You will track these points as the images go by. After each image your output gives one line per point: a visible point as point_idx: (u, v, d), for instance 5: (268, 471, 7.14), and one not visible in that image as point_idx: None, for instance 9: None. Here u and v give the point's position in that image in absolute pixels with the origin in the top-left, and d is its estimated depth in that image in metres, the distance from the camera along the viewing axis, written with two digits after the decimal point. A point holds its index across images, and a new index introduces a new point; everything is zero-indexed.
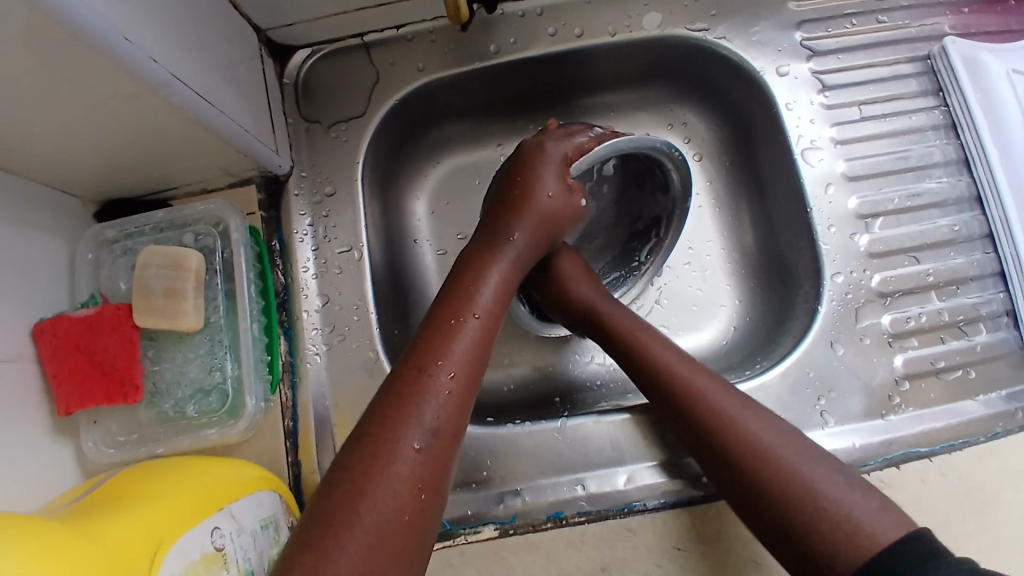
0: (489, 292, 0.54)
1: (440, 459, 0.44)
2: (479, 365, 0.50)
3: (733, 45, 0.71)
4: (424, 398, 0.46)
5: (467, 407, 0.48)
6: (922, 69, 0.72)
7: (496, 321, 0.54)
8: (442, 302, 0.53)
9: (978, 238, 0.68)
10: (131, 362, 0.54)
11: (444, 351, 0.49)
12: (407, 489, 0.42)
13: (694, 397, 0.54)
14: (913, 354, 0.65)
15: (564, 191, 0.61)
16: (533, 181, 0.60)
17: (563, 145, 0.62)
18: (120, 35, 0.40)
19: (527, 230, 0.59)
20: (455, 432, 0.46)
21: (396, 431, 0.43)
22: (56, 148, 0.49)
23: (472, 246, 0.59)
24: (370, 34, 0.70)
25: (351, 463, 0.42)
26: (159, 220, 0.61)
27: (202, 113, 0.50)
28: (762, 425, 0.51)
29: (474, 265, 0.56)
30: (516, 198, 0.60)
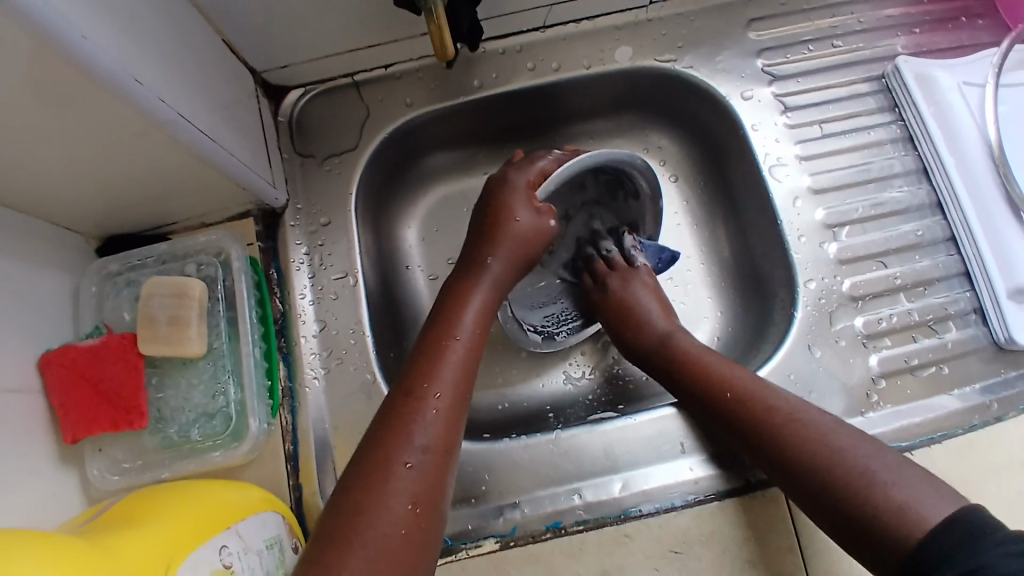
0: (471, 316, 0.58)
1: (434, 475, 0.46)
2: (466, 385, 0.53)
3: (699, 73, 0.76)
4: (415, 419, 0.48)
5: (457, 425, 0.50)
6: (878, 88, 0.77)
7: (480, 342, 0.57)
8: (429, 331, 0.56)
9: (942, 242, 0.72)
10: (136, 390, 0.56)
11: (432, 374, 0.51)
12: (403, 504, 0.44)
13: (765, 411, 0.56)
14: (887, 354, 0.68)
15: (535, 216, 0.64)
16: (501, 210, 0.64)
17: (524, 174, 0.65)
18: (131, 78, 0.44)
19: (501, 255, 0.63)
20: (446, 448, 0.48)
21: (390, 451, 0.46)
22: (66, 184, 0.52)
23: (454, 277, 0.63)
24: (360, 74, 0.74)
25: (348, 487, 0.45)
26: (162, 252, 0.63)
27: (204, 149, 0.53)
28: (826, 424, 0.54)
29: (456, 294, 0.60)
30: (488, 228, 0.64)
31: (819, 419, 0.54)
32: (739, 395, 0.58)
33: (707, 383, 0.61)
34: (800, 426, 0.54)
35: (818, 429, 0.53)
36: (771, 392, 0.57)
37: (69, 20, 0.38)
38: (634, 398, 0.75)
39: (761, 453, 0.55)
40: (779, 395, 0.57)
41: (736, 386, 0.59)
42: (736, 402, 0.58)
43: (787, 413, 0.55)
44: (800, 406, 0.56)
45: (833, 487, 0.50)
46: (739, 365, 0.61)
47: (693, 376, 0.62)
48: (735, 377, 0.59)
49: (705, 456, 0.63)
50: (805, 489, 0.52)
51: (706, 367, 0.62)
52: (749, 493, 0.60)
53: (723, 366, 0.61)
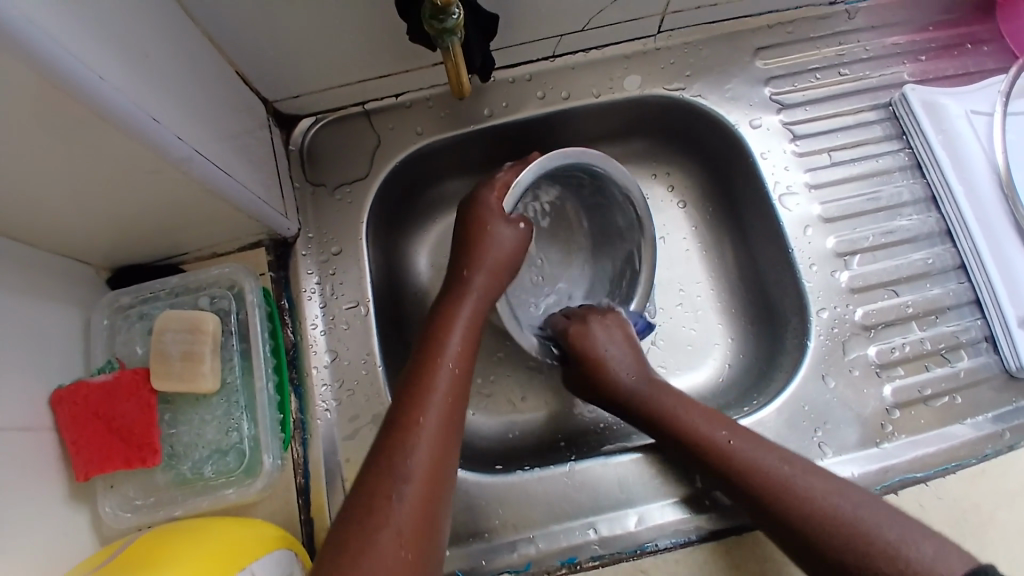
0: (456, 338, 0.57)
1: (423, 504, 0.46)
2: (455, 410, 0.52)
3: (708, 101, 0.77)
4: (401, 451, 0.48)
5: (448, 449, 0.50)
6: (885, 115, 0.78)
7: (467, 363, 0.56)
8: (414, 357, 0.56)
9: (952, 270, 0.73)
10: (148, 427, 0.55)
11: (417, 402, 0.51)
12: (390, 538, 0.44)
13: (757, 473, 0.54)
14: (900, 383, 0.68)
15: (509, 227, 0.64)
16: (482, 228, 0.63)
17: (489, 188, 0.65)
18: (147, 117, 0.45)
19: (483, 274, 0.63)
20: (435, 475, 0.48)
21: (377, 488, 0.46)
22: (80, 219, 0.52)
23: (438, 300, 0.62)
24: (371, 103, 0.75)
25: (342, 525, 0.45)
26: (174, 284, 0.63)
27: (217, 183, 0.54)
28: (819, 481, 0.52)
29: (441, 317, 0.59)
30: (468, 245, 0.63)
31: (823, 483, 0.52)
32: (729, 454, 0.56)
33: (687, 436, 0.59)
34: (782, 484, 0.53)
35: (798, 485, 0.52)
36: (750, 446, 0.56)
37: (83, 61, 0.39)
38: None
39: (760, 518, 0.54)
40: (779, 453, 0.55)
41: (725, 443, 0.57)
42: (716, 453, 0.57)
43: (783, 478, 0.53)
44: (793, 462, 0.54)
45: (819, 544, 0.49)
46: (719, 416, 0.59)
47: (671, 428, 0.60)
48: (721, 434, 0.57)
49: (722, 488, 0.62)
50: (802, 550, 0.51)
51: (683, 420, 0.60)
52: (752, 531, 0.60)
53: (706, 421, 0.59)
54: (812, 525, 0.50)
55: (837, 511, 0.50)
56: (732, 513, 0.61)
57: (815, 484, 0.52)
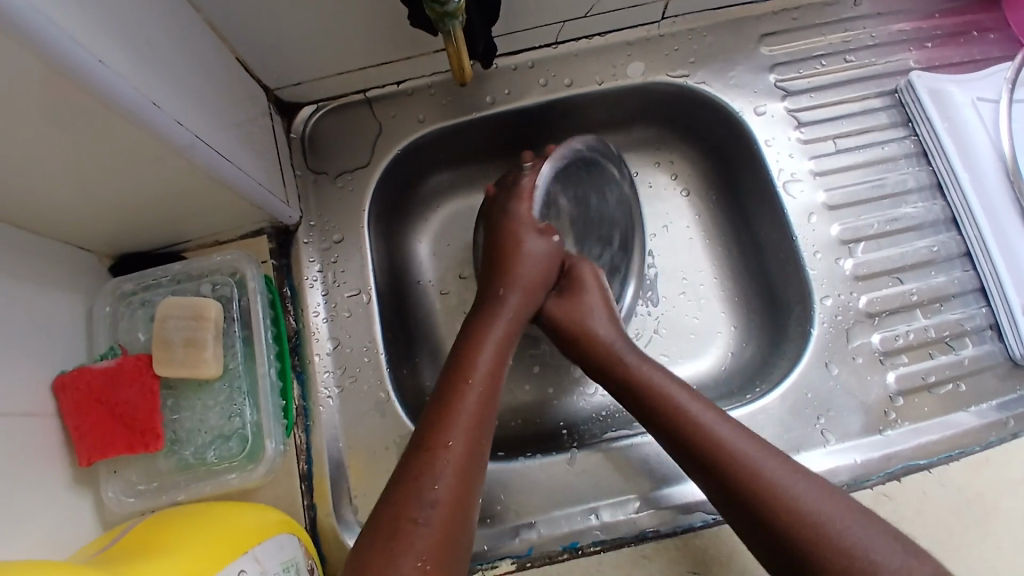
0: (490, 354, 0.55)
1: (447, 529, 0.44)
2: (484, 433, 0.50)
3: (711, 88, 0.76)
4: (429, 474, 0.46)
5: (476, 474, 0.48)
6: (891, 102, 0.77)
7: (498, 384, 0.54)
8: (444, 373, 0.54)
9: (956, 258, 0.72)
10: (151, 412, 0.55)
11: (444, 421, 0.49)
12: (414, 563, 0.41)
13: (756, 478, 0.49)
14: (904, 370, 0.68)
15: (539, 239, 0.65)
16: (510, 238, 0.64)
17: (520, 200, 0.66)
18: (149, 103, 0.44)
19: (513, 287, 0.62)
20: (461, 500, 0.46)
21: (398, 507, 0.44)
22: (83, 206, 0.52)
23: (471, 316, 0.61)
24: (372, 90, 0.74)
25: (363, 544, 0.43)
26: (176, 271, 0.63)
27: (219, 170, 0.54)
28: (820, 494, 0.47)
29: (473, 330, 0.58)
30: (500, 258, 0.64)
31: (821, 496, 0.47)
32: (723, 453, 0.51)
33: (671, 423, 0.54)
34: (761, 479, 0.49)
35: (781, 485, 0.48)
36: (737, 439, 0.51)
37: (87, 47, 0.39)
38: None
39: (745, 524, 0.49)
40: (780, 461, 0.50)
41: (723, 441, 0.51)
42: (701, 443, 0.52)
43: (782, 487, 0.48)
44: (790, 472, 0.49)
45: (791, 547, 0.46)
46: (711, 406, 0.54)
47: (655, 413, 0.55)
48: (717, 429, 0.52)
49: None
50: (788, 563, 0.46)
51: (671, 404, 0.55)
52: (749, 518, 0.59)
53: (704, 414, 0.53)
54: (789, 526, 0.46)
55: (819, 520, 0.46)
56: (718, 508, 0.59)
57: (801, 487, 0.48)
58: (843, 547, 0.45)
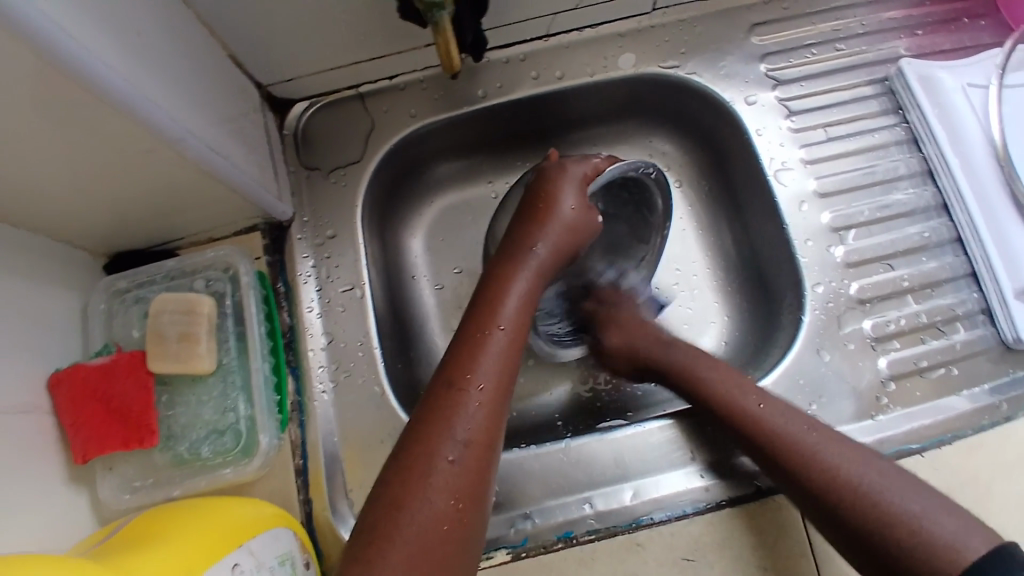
0: (515, 303, 0.54)
1: (476, 469, 0.43)
2: (509, 378, 0.49)
3: (702, 78, 0.76)
4: (457, 413, 0.45)
5: (501, 418, 0.47)
6: (881, 90, 0.77)
7: (523, 332, 0.53)
8: (469, 317, 0.53)
9: (948, 243, 0.72)
10: (146, 408, 0.56)
11: (473, 364, 0.48)
12: (444, 501, 0.41)
13: (809, 463, 0.52)
14: (896, 355, 0.68)
15: (584, 206, 0.63)
16: (553, 194, 0.62)
17: (581, 166, 0.64)
18: (141, 97, 0.44)
19: (550, 240, 0.60)
20: (489, 443, 0.45)
21: (429, 444, 0.43)
22: (75, 203, 0.52)
23: (496, 261, 0.59)
24: (364, 86, 0.75)
25: (388, 480, 0.42)
26: (170, 268, 0.63)
27: (212, 165, 0.54)
28: (877, 470, 0.50)
29: (500, 276, 0.56)
30: (538, 210, 0.62)
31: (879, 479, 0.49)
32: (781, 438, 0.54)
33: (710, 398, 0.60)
34: (818, 462, 0.51)
35: (817, 450, 0.52)
36: (772, 414, 0.56)
37: (80, 43, 0.39)
38: (643, 405, 0.74)
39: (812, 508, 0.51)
40: (840, 448, 0.52)
41: (780, 430, 0.55)
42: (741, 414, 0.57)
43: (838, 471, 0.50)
44: (845, 450, 0.51)
45: (842, 510, 0.49)
46: (746, 382, 0.60)
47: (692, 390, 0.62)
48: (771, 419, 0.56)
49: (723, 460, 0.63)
50: (853, 539, 0.49)
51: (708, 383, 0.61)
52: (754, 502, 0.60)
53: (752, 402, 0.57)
54: (849, 507, 0.49)
55: (854, 479, 0.49)
56: (734, 481, 0.62)
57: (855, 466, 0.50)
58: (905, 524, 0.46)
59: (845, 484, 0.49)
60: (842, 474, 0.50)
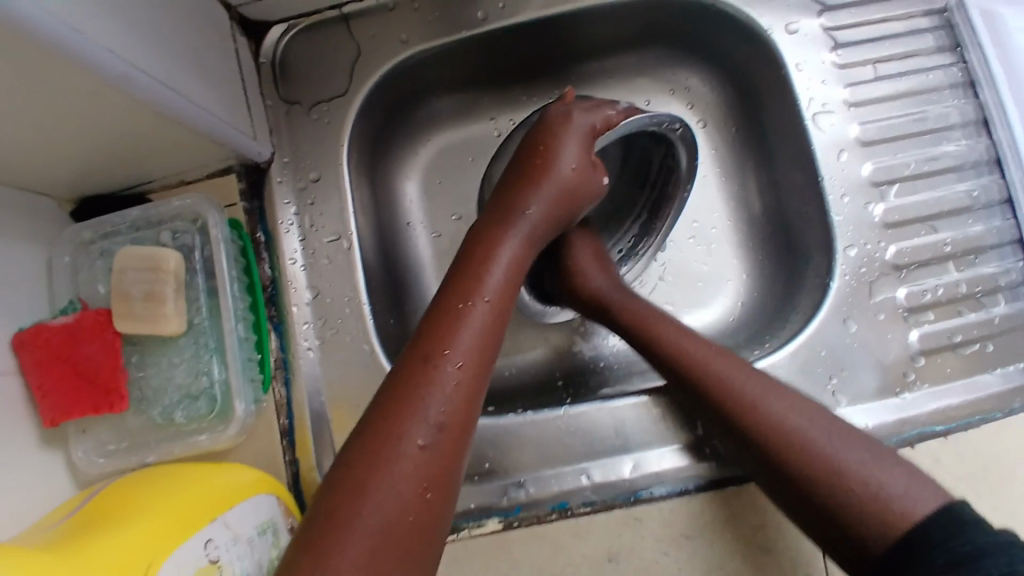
0: (501, 272, 0.48)
1: (449, 455, 0.39)
2: (489, 354, 0.44)
3: (737, 2, 0.66)
4: (431, 393, 0.40)
5: (478, 399, 0.42)
6: (939, 23, 0.67)
7: (509, 305, 0.48)
8: (448, 283, 0.47)
9: (997, 205, 0.64)
10: (113, 370, 0.53)
11: (452, 338, 0.43)
12: (413, 489, 0.37)
13: (753, 416, 0.48)
14: (929, 329, 0.62)
15: (586, 165, 0.56)
16: (554, 151, 0.55)
17: (590, 116, 0.57)
18: (72, 28, 0.37)
19: (546, 203, 0.54)
20: (464, 426, 0.41)
21: (398, 425, 0.38)
22: (20, 152, 0.47)
23: (483, 220, 0.53)
24: (348, 6, 0.66)
25: (350, 461, 0.38)
26: (135, 217, 0.58)
27: (168, 105, 0.47)
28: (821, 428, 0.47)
29: (487, 240, 0.50)
30: (535, 167, 0.55)
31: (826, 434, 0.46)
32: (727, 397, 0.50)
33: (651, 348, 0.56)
34: (760, 412, 0.48)
35: (754, 400, 0.49)
36: (722, 362, 0.52)
37: None
38: (648, 367, 0.70)
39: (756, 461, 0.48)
40: (791, 403, 0.48)
41: (731, 384, 0.50)
42: (677, 361, 0.53)
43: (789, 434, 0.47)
44: (791, 407, 0.48)
45: (793, 474, 0.46)
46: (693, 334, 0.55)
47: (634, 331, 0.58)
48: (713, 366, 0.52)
49: (725, 434, 0.59)
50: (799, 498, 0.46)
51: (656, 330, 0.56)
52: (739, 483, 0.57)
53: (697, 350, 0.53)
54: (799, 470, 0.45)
55: (803, 439, 0.46)
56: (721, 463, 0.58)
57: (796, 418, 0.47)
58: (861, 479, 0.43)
59: (798, 448, 0.46)
60: (790, 431, 0.47)
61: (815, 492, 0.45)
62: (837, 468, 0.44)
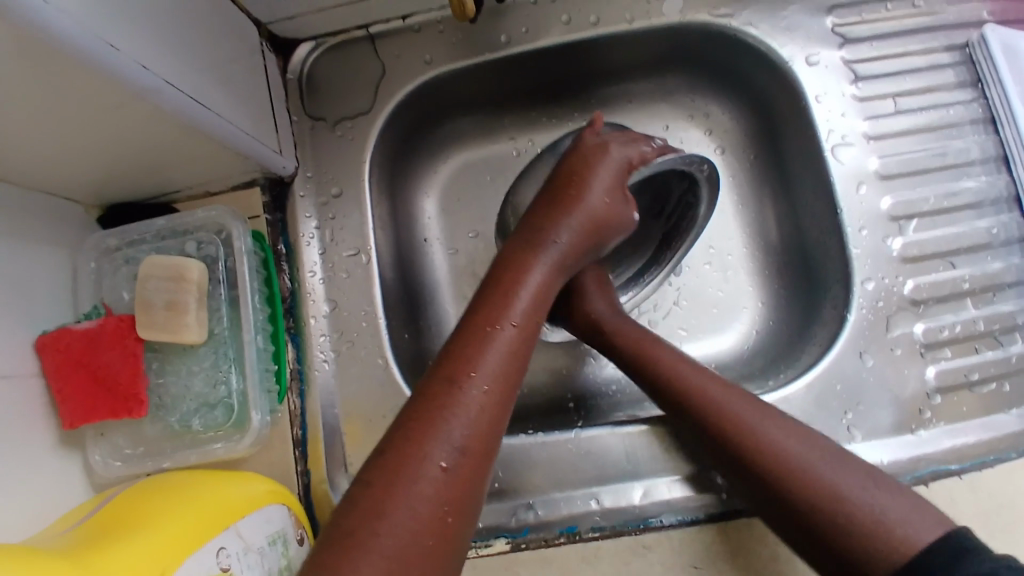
0: (528, 297, 0.49)
1: (470, 479, 0.39)
2: (514, 381, 0.44)
3: (758, 31, 0.66)
4: (455, 416, 0.40)
5: (501, 425, 0.42)
6: (960, 59, 0.67)
7: (535, 331, 0.48)
8: (476, 306, 0.48)
9: (1016, 242, 0.64)
10: (134, 376, 0.53)
11: (478, 361, 0.43)
12: (433, 512, 0.37)
13: (764, 452, 0.47)
14: (947, 365, 0.61)
15: (617, 198, 0.57)
16: (587, 182, 0.56)
17: (625, 151, 0.58)
18: (106, 45, 0.39)
19: (575, 232, 0.54)
20: (486, 451, 0.41)
21: (422, 445, 0.38)
22: (54, 158, 0.48)
23: (511, 245, 0.54)
24: (375, 26, 0.67)
25: (371, 478, 0.38)
26: (160, 227, 0.59)
27: (195, 117, 0.48)
28: (834, 465, 0.45)
29: (515, 265, 0.51)
30: (566, 197, 0.56)
31: (845, 472, 0.44)
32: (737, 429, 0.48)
33: (647, 372, 0.56)
34: (771, 449, 0.46)
35: (764, 435, 0.47)
36: (724, 395, 0.51)
37: None
38: None
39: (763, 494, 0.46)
40: (798, 438, 0.47)
41: (736, 416, 0.49)
42: (678, 389, 0.53)
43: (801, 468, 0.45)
44: (804, 442, 0.46)
45: (806, 508, 0.44)
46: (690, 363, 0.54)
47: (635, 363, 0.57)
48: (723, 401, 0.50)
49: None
50: (811, 536, 0.44)
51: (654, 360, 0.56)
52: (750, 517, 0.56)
53: (699, 380, 0.52)
54: (811, 502, 0.43)
55: (819, 477, 0.44)
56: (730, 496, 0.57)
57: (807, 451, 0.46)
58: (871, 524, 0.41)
59: (819, 485, 0.44)
60: (798, 464, 0.45)
61: (833, 519, 0.42)
62: (844, 501, 0.42)
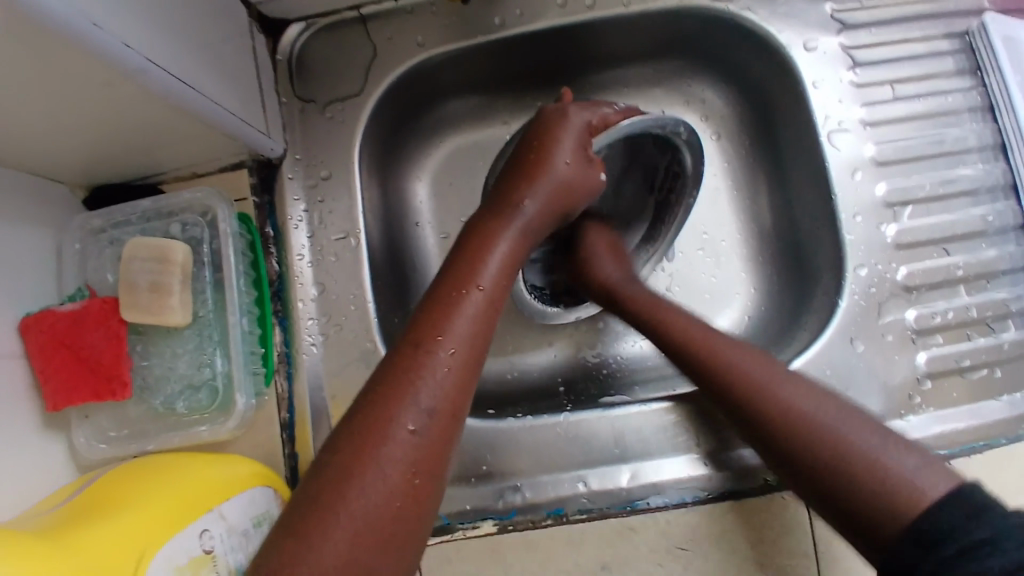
0: (496, 262, 0.48)
1: (440, 441, 0.39)
2: (482, 343, 0.44)
3: (756, 17, 0.65)
4: (421, 379, 0.40)
5: (470, 387, 0.42)
6: (960, 46, 0.66)
7: (503, 295, 0.47)
8: (444, 272, 0.47)
9: (1011, 230, 0.64)
10: (118, 358, 0.53)
11: (445, 325, 0.43)
12: (401, 474, 0.37)
13: (770, 398, 0.47)
14: (937, 352, 0.61)
15: (581, 162, 0.56)
16: (550, 147, 0.55)
17: (586, 114, 0.57)
18: (93, 22, 0.38)
19: (541, 198, 0.54)
20: (455, 413, 0.40)
21: (389, 409, 0.38)
22: (40, 140, 0.47)
23: (478, 214, 0.53)
24: (367, 7, 0.66)
25: (339, 444, 0.37)
26: (146, 208, 0.58)
27: (183, 98, 0.47)
28: (840, 408, 0.44)
29: (482, 233, 0.50)
30: (529, 164, 0.55)
31: (846, 417, 0.44)
32: (745, 382, 0.48)
33: (659, 329, 0.56)
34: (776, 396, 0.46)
35: (766, 381, 0.48)
36: (738, 351, 0.51)
37: None
38: (650, 378, 0.70)
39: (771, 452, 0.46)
40: (800, 387, 0.47)
41: (744, 369, 0.49)
42: (690, 345, 0.53)
43: (805, 416, 0.45)
44: (816, 394, 0.46)
45: (815, 462, 0.43)
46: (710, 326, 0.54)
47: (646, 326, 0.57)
48: (739, 358, 0.50)
49: (723, 449, 0.58)
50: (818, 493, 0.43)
51: (664, 318, 0.56)
52: (737, 499, 0.57)
53: (710, 335, 0.53)
54: (814, 443, 0.43)
55: (828, 422, 0.44)
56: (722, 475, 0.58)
57: (817, 403, 0.45)
58: (884, 473, 0.40)
59: (823, 434, 0.43)
60: (806, 412, 0.45)
61: (839, 464, 0.42)
62: (860, 453, 0.41)
